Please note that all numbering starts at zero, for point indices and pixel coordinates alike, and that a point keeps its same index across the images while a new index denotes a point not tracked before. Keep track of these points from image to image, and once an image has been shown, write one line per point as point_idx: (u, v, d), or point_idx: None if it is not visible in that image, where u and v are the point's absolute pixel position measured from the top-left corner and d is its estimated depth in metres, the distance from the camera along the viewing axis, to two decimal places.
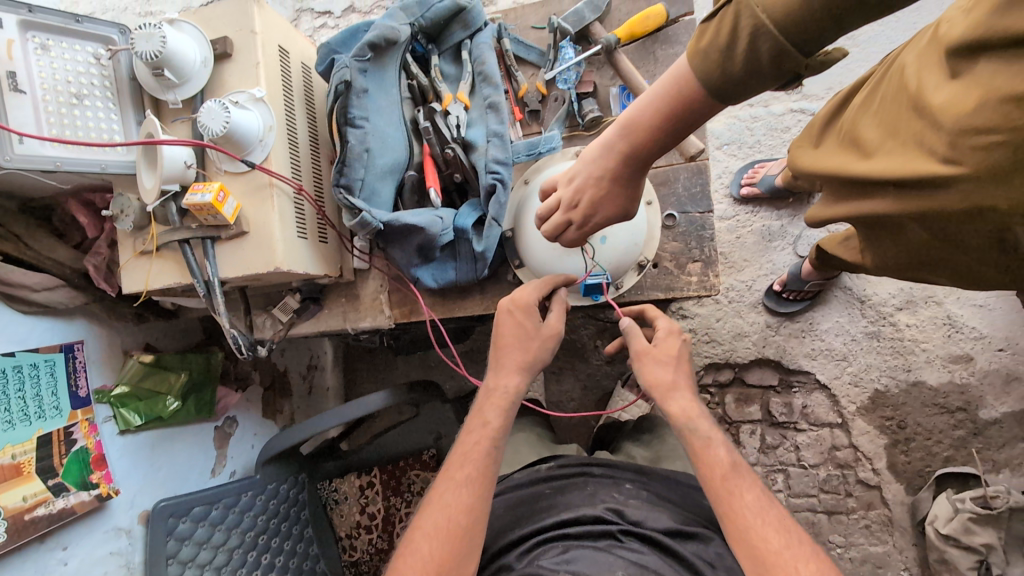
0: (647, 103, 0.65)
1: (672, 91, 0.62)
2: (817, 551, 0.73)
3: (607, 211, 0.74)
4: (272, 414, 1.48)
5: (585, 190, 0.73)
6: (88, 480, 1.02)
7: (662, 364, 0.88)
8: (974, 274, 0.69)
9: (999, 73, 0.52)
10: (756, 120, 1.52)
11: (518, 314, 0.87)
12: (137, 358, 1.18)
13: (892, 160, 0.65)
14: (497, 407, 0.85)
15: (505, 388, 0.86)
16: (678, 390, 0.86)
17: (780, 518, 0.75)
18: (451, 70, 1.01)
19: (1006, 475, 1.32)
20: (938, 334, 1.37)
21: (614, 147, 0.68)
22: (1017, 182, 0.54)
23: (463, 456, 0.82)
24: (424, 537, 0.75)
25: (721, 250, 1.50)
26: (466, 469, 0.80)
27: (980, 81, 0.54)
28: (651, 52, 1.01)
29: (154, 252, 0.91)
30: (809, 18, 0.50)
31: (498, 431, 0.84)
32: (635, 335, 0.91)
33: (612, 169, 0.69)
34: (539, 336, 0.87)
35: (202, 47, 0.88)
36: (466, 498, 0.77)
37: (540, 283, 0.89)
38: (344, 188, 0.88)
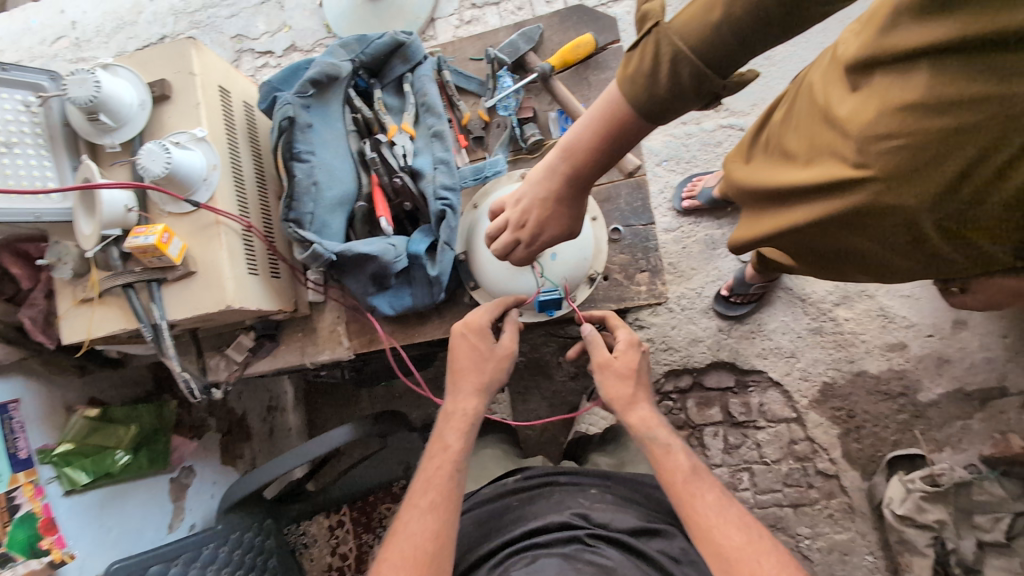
0: (585, 125, 0.69)
1: (607, 113, 0.66)
2: (776, 544, 0.75)
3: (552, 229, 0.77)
4: (231, 460, 1.42)
5: (531, 209, 0.76)
6: (38, 548, 0.96)
7: (620, 376, 0.90)
8: (896, 271, 0.74)
9: (893, 86, 0.59)
10: (690, 137, 1.61)
11: (471, 339, 0.89)
12: (81, 415, 1.13)
13: (812, 168, 0.71)
14: (457, 430, 0.86)
15: (465, 410, 0.87)
16: (638, 402, 0.89)
17: (739, 513, 0.78)
18: (395, 102, 1.03)
19: (949, 452, 1.40)
20: (874, 325, 1.47)
21: (557, 166, 0.72)
22: (919, 181, 0.60)
23: (426, 483, 0.81)
24: (390, 568, 0.74)
25: (669, 260, 1.57)
26: (429, 496, 0.80)
27: (877, 93, 0.60)
28: (584, 78, 1.07)
29: (96, 299, 0.88)
30: (723, 43, 0.56)
31: (459, 453, 0.84)
32: (597, 346, 0.92)
33: (556, 188, 0.73)
34: (493, 357, 0.89)
35: (138, 91, 0.88)
36: (432, 525, 0.77)
37: (492, 305, 0.92)
38: (294, 223, 0.89)
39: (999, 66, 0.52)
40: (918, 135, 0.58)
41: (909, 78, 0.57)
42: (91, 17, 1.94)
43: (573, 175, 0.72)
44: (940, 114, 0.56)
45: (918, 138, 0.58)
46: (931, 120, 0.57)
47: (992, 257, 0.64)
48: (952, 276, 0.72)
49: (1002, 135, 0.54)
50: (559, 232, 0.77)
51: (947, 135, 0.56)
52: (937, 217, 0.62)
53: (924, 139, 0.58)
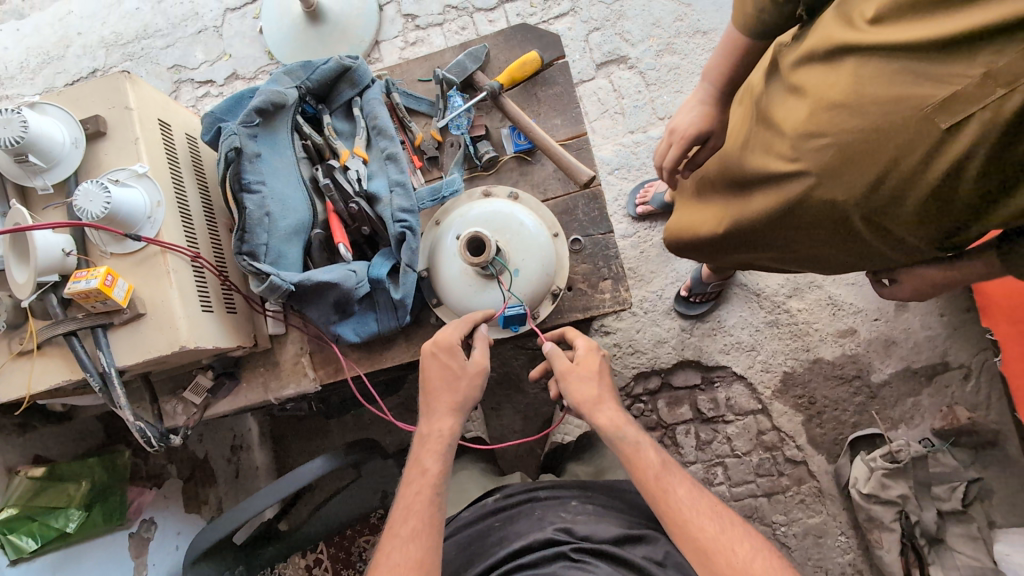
0: (719, 54, 0.85)
1: (734, 48, 0.81)
2: (749, 529, 0.79)
3: (702, 130, 0.88)
4: (196, 508, 1.33)
5: (686, 116, 0.90)
6: None
7: (585, 379, 0.90)
8: (828, 262, 0.80)
9: (824, 87, 0.65)
10: (638, 145, 1.66)
11: (442, 357, 0.87)
12: (25, 474, 1.06)
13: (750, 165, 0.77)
14: (434, 452, 0.84)
15: (439, 431, 0.85)
16: (604, 402, 0.89)
17: (711, 504, 0.80)
18: (344, 126, 1.02)
19: (904, 429, 1.47)
20: (825, 314, 1.54)
21: (708, 87, 0.88)
22: (846, 177, 0.66)
23: (405, 511, 0.79)
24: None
25: (629, 266, 1.60)
26: (411, 523, 0.78)
27: (811, 95, 0.67)
28: (533, 94, 1.09)
29: (35, 351, 0.83)
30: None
31: (439, 476, 0.82)
32: (557, 356, 0.93)
33: (709, 95, 0.88)
34: (465, 374, 0.88)
35: (71, 128, 0.84)
36: (415, 553, 0.75)
37: (462, 320, 0.91)
38: (247, 255, 0.86)
39: (913, 70, 0.58)
40: (845, 134, 0.64)
41: (837, 76, 0.64)
42: (13, 52, 1.85)
43: (719, 82, 0.86)
44: (864, 113, 0.62)
45: (844, 137, 0.64)
46: (856, 118, 0.63)
47: (914, 246, 0.70)
48: (884, 266, 0.78)
49: (914, 136, 0.60)
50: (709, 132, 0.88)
51: (869, 134, 0.62)
52: (865, 211, 0.67)
53: (850, 138, 0.64)
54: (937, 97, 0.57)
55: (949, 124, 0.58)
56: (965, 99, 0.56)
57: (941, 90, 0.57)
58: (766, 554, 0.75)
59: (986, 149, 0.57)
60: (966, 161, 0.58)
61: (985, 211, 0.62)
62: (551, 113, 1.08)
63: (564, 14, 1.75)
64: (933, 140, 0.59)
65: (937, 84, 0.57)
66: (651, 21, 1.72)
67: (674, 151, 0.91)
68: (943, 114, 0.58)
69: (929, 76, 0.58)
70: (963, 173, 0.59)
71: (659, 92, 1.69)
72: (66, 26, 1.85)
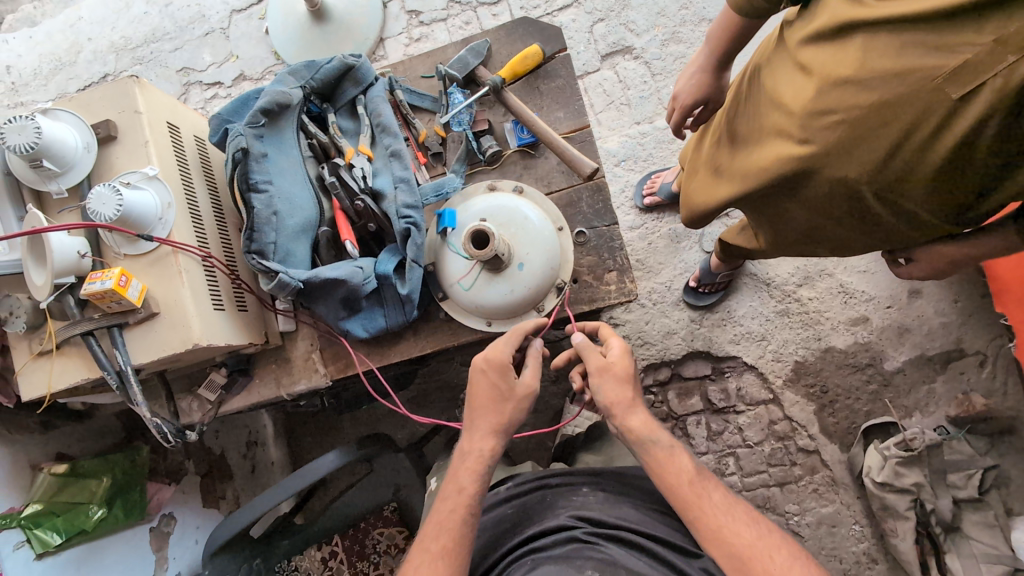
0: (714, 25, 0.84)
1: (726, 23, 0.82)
2: (785, 538, 0.79)
3: (697, 99, 0.92)
4: (213, 502, 1.38)
5: (685, 83, 0.93)
6: None
7: (618, 380, 0.90)
8: (841, 240, 0.80)
9: (830, 64, 0.65)
10: (644, 136, 1.66)
11: (492, 376, 0.89)
12: (47, 472, 1.09)
13: (761, 148, 0.76)
14: (471, 471, 0.85)
15: (480, 450, 0.87)
16: (637, 407, 0.89)
17: (747, 510, 0.81)
18: (349, 124, 1.03)
19: (919, 417, 1.46)
20: (836, 302, 1.52)
21: (700, 56, 0.89)
22: (856, 153, 0.66)
23: (437, 528, 0.80)
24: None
25: (636, 257, 1.60)
26: (440, 541, 0.79)
27: (817, 73, 0.66)
28: (535, 87, 1.09)
29: (55, 351, 0.85)
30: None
31: (474, 496, 0.83)
32: (590, 351, 0.93)
33: (705, 61, 0.88)
34: (514, 395, 0.89)
35: (83, 133, 0.86)
36: (442, 569, 0.76)
37: (510, 335, 0.92)
38: (257, 254, 0.87)
39: (922, 41, 0.58)
40: (855, 110, 0.64)
41: (844, 52, 0.63)
42: (26, 59, 1.88)
43: (715, 50, 0.86)
44: (872, 87, 0.62)
45: (854, 113, 0.64)
46: (865, 94, 0.63)
47: (926, 220, 0.71)
48: (896, 243, 0.78)
49: (925, 108, 0.60)
50: (704, 100, 0.92)
51: (879, 109, 0.62)
52: (875, 185, 0.68)
53: (861, 113, 0.64)
54: (947, 67, 0.57)
55: (961, 94, 0.58)
56: (976, 67, 0.56)
57: (952, 59, 0.57)
58: (804, 561, 0.76)
59: (1000, 115, 0.57)
60: (979, 130, 0.59)
61: (999, 179, 0.63)
62: (553, 105, 1.08)
63: (567, 5, 1.75)
64: (946, 109, 0.59)
65: (947, 53, 0.57)
66: (655, 10, 1.71)
67: (677, 116, 0.96)
68: (954, 84, 0.58)
69: (939, 46, 0.58)
70: (976, 142, 0.60)
71: (664, 82, 1.68)
72: (77, 32, 1.88)
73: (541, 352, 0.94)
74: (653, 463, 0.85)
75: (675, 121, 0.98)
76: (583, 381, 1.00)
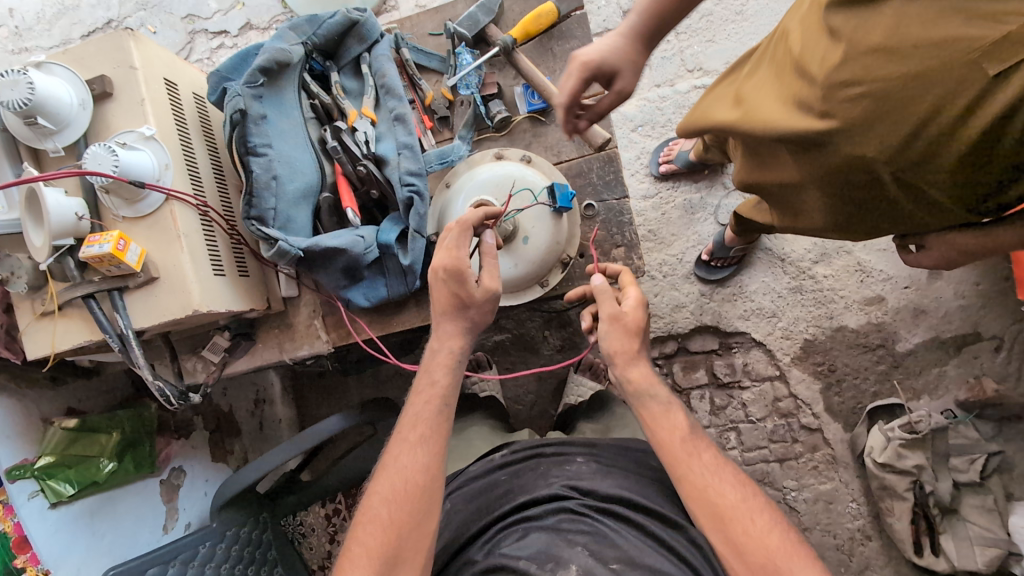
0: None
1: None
2: (769, 501, 0.79)
3: (610, 64, 0.79)
4: (222, 457, 1.43)
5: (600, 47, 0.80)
6: (12, 566, 0.98)
7: (626, 331, 0.89)
8: (856, 222, 0.76)
9: (857, 30, 0.59)
10: (664, 100, 1.58)
11: (450, 283, 0.84)
12: (58, 426, 1.10)
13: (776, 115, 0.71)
14: (444, 367, 0.85)
15: (450, 349, 0.86)
16: (639, 358, 0.89)
17: (736, 473, 0.81)
18: (353, 84, 1.00)
19: (926, 400, 1.43)
20: (852, 280, 1.48)
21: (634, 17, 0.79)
22: (877, 130, 0.62)
23: (415, 418, 0.82)
24: (381, 501, 0.76)
25: (648, 228, 1.56)
26: (418, 431, 0.80)
27: (841, 38, 0.61)
28: (549, 49, 1.04)
29: (57, 312, 0.85)
30: None
31: (447, 389, 0.84)
32: (604, 297, 0.91)
33: (633, 28, 0.79)
34: (474, 303, 0.85)
35: (77, 89, 0.83)
36: (422, 458, 0.78)
37: (457, 232, 0.84)
38: (256, 220, 0.86)
39: (963, 8, 0.54)
40: (880, 83, 0.59)
41: (875, 17, 0.58)
42: (30, 2, 1.82)
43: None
44: (903, 58, 0.57)
45: (879, 87, 0.59)
46: (894, 65, 0.58)
47: (945, 207, 0.66)
48: (914, 228, 0.73)
49: (956, 86, 0.56)
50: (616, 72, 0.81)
51: (908, 82, 0.58)
52: (894, 166, 0.64)
53: (886, 86, 0.59)
54: (986, 40, 0.53)
55: (997, 72, 0.53)
56: (1017, 41, 0.52)
57: (993, 31, 0.52)
58: (784, 526, 0.76)
59: None
60: (1011, 115, 0.54)
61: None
62: None
63: None
64: (979, 88, 0.55)
65: (989, 24, 0.52)
66: None
67: (574, 80, 0.79)
68: (990, 60, 0.53)
69: (981, 16, 0.53)
70: (1005, 131, 0.56)
71: (689, 42, 1.59)
72: None
73: (495, 246, 0.86)
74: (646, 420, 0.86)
75: (565, 88, 0.81)
76: (594, 323, 0.98)
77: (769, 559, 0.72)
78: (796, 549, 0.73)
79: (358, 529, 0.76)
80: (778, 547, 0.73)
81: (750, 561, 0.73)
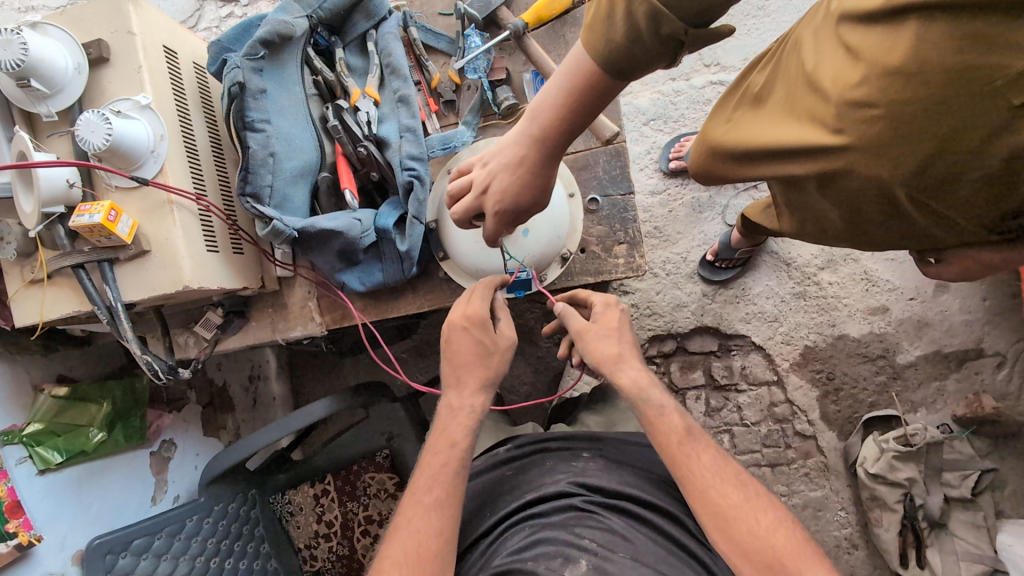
0: (556, 86, 0.64)
1: (575, 63, 0.61)
2: (772, 500, 0.78)
3: (519, 201, 0.70)
4: (214, 431, 1.43)
5: (500, 170, 0.70)
6: (4, 531, 0.94)
7: (604, 337, 0.90)
8: (870, 238, 0.73)
9: (874, 48, 0.56)
10: (678, 94, 1.55)
11: (473, 331, 0.87)
12: (49, 394, 1.11)
13: (787, 132, 0.68)
14: (463, 426, 0.85)
15: (471, 407, 0.87)
16: (624, 361, 0.89)
17: (736, 473, 0.80)
18: (358, 62, 0.97)
19: (923, 413, 1.42)
20: (857, 289, 1.46)
21: (524, 128, 0.67)
22: (895, 153, 0.59)
23: (430, 481, 0.81)
24: (393, 566, 0.74)
25: (654, 224, 1.54)
26: (433, 494, 0.79)
27: (859, 55, 0.58)
28: (561, 35, 1.03)
29: (46, 280, 0.84)
30: None
31: (465, 452, 0.84)
32: (572, 316, 0.93)
33: (527, 155, 0.67)
34: (498, 348, 0.88)
35: (72, 52, 0.81)
36: (436, 522, 0.77)
37: (485, 287, 0.89)
38: (251, 197, 0.84)
39: (984, 34, 0.50)
40: (898, 105, 0.56)
41: (894, 37, 0.54)
42: None
43: (563, 100, 0.63)
44: (922, 83, 0.54)
45: (897, 110, 0.56)
46: (914, 88, 0.55)
47: (961, 228, 0.64)
48: (927, 244, 0.70)
49: (976, 112, 0.54)
50: (527, 201, 0.71)
51: (926, 107, 0.55)
52: (912, 188, 0.61)
53: (903, 111, 0.56)
54: (1012, 70, 0.51)
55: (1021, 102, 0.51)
56: None
57: (1017, 60, 0.50)
58: (788, 523, 0.75)
59: None
60: None
61: None
62: None
63: None
64: (1002, 116, 0.53)
65: (1009, 52, 0.50)
66: None
67: (494, 219, 0.73)
68: (1016, 90, 0.51)
69: (1007, 43, 0.50)
70: None
71: None
72: None
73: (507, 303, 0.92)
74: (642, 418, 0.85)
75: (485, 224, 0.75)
76: (571, 349, 1.03)
77: (776, 558, 0.72)
78: (804, 549, 0.73)
79: None
80: (785, 545, 0.73)
81: (757, 559, 0.72)
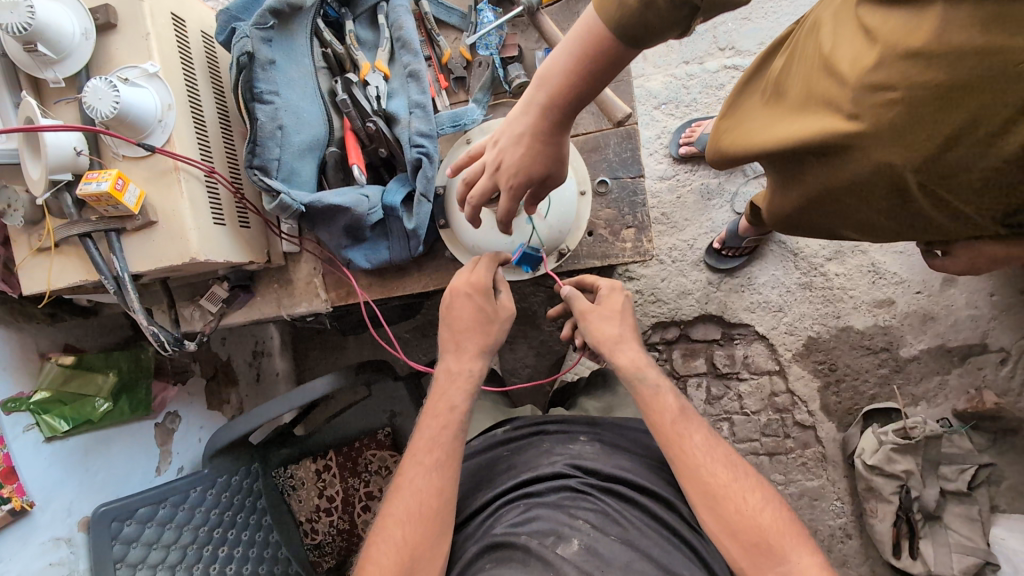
0: (566, 54, 0.63)
1: (588, 33, 0.60)
2: (760, 481, 0.79)
3: (530, 175, 0.69)
4: (218, 405, 1.44)
5: (511, 145, 0.69)
6: None
7: (606, 319, 0.91)
8: (876, 226, 0.73)
9: (893, 30, 0.55)
10: (691, 78, 1.52)
11: (476, 299, 0.87)
12: (55, 363, 1.12)
13: (802, 118, 0.67)
14: (461, 391, 0.86)
15: (469, 371, 0.88)
16: (624, 342, 0.89)
17: (726, 454, 0.80)
18: (368, 35, 0.96)
19: (924, 407, 1.42)
20: (864, 281, 1.45)
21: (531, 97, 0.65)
22: (909, 139, 0.58)
23: (430, 442, 0.82)
24: (396, 523, 0.76)
25: (661, 211, 1.53)
26: (434, 454, 0.81)
27: (877, 37, 0.57)
28: (574, 12, 1.02)
29: (53, 249, 0.84)
30: None
31: (463, 414, 0.85)
32: (577, 297, 0.94)
33: (538, 126, 0.66)
34: (498, 317, 0.89)
35: (79, 18, 0.79)
36: (436, 482, 0.79)
37: (489, 261, 0.88)
38: (259, 169, 0.84)
39: (1010, 14, 0.48)
40: (917, 88, 0.55)
41: (917, 17, 0.53)
42: None
43: (575, 72, 0.62)
44: (941, 66, 0.53)
45: (915, 91, 0.55)
46: (933, 70, 0.54)
47: (971, 219, 0.63)
48: (937, 236, 0.69)
49: (994, 96, 0.52)
50: (539, 176, 0.70)
51: (946, 90, 0.54)
52: (924, 174, 0.60)
53: (921, 93, 0.55)
54: None
55: None
56: None
57: None
58: (775, 503, 0.76)
59: None
60: None
61: None
62: None
63: None
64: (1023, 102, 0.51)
65: None
66: None
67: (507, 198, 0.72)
68: None
69: None
70: None
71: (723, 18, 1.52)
72: None
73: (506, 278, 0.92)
74: (640, 401, 0.85)
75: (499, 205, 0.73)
76: (575, 331, 1.05)
77: (764, 537, 0.73)
78: (787, 527, 0.74)
79: (371, 549, 0.76)
80: (770, 525, 0.73)
81: (744, 539, 0.73)
